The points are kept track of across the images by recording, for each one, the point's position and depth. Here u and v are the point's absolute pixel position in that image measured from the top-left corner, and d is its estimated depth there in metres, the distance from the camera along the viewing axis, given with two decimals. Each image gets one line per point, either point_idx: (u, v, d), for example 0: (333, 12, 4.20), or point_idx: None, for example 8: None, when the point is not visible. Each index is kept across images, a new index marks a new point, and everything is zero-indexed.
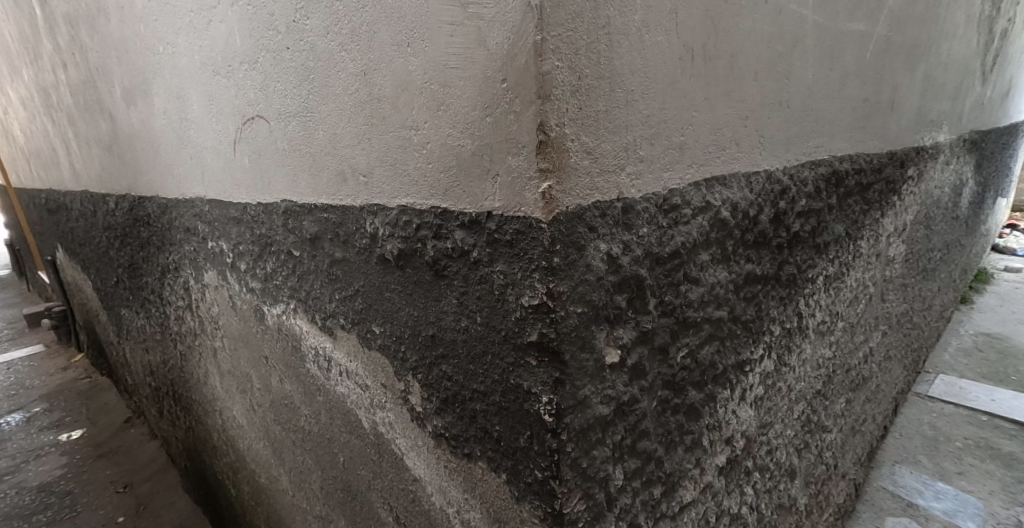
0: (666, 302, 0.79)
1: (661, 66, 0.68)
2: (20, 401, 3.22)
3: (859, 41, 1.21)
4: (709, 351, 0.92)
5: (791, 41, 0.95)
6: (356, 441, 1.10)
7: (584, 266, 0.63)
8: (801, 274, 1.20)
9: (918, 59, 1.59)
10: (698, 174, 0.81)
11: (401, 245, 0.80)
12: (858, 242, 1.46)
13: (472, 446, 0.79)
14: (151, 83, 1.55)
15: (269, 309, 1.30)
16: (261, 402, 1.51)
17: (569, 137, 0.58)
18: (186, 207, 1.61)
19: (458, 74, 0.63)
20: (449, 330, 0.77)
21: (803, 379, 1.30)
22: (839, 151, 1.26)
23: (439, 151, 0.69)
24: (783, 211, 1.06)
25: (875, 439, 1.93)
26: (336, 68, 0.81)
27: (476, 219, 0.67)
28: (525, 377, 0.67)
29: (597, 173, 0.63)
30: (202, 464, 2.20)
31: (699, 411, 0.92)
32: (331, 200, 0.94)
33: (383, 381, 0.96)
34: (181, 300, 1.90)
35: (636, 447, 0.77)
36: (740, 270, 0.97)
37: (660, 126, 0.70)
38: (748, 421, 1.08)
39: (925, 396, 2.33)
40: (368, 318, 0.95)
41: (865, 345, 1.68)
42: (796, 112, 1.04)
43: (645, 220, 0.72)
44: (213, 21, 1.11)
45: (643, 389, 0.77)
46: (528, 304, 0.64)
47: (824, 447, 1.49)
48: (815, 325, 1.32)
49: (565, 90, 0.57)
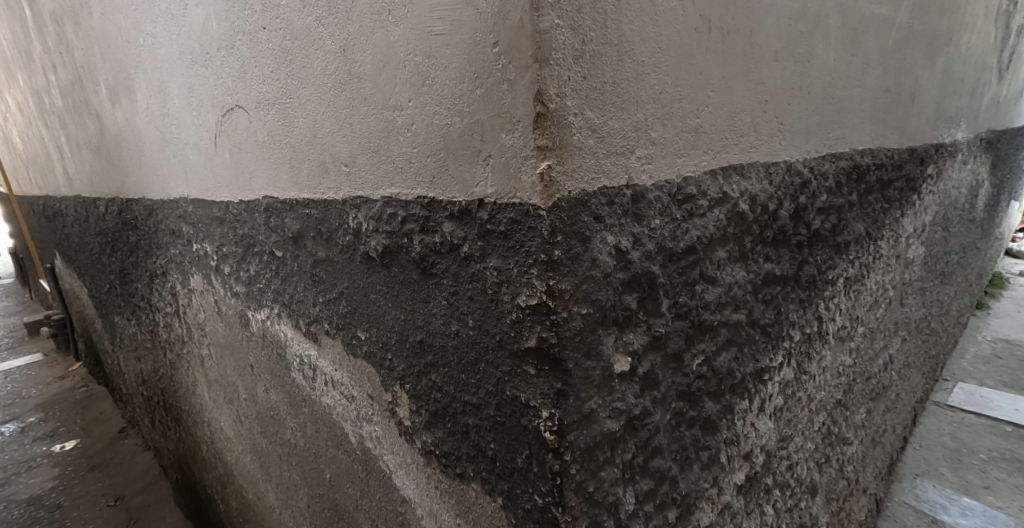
0: (680, 303, 0.71)
1: (674, 37, 0.60)
2: (15, 411, 3.15)
3: (882, 26, 1.13)
4: (727, 359, 0.83)
5: (812, 20, 0.88)
6: (343, 456, 1.01)
7: (589, 262, 0.55)
8: (822, 275, 1.11)
9: (938, 52, 1.51)
10: (714, 162, 0.73)
11: (386, 241, 0.72)
12: (878, 242, 1.38)
13: (465, 465, 0.71)
14: (135, 78, 1.49)
15: (254, 315, 1.22)
16: (247, 414, 1.43)
17: (570, 110, 0.51)
18: (172, 208, 1.54)
19: (444, 41, 0.55)
20: (438, 335, 0.69)
21: (823, 388, 1.22)
22: (859, 144, 1.18)
23: (425, 133, 0.62)
24: (803, 206, 0.98)
25: (895, 450, 1.83)
26: (315, 47, 0.75)
27: (466, 209, 0.59)
28: (523, 389, 0.59)
29: (603, 154, 0.55)
30: (192, 477, 2.11)
31: (717, 425, 0.83)
32: (313, 195, 0.87)
33: (370, 392, 0.88)
34: (170, 306, 1.82)
35: (649, 466, 0.69)
36: (760, 270, 0.89)
37: (673, 104, 0.63)
38: (769, 434, 0.99)
39: (944, 406, 2.23)
40: (353, 323, 0.87)
41: (885, 351, 1.59)
42: (816, 99, 0.96)
43: (658, 211, 0.64)
44: (190, 5, 1.05)
45: (655, 401, 0.69)
46: (526, 304, 0.56)
47: (845, 460, 1.39)
48: (836, 331, 1.23)
49: (566, 55, 0.49)
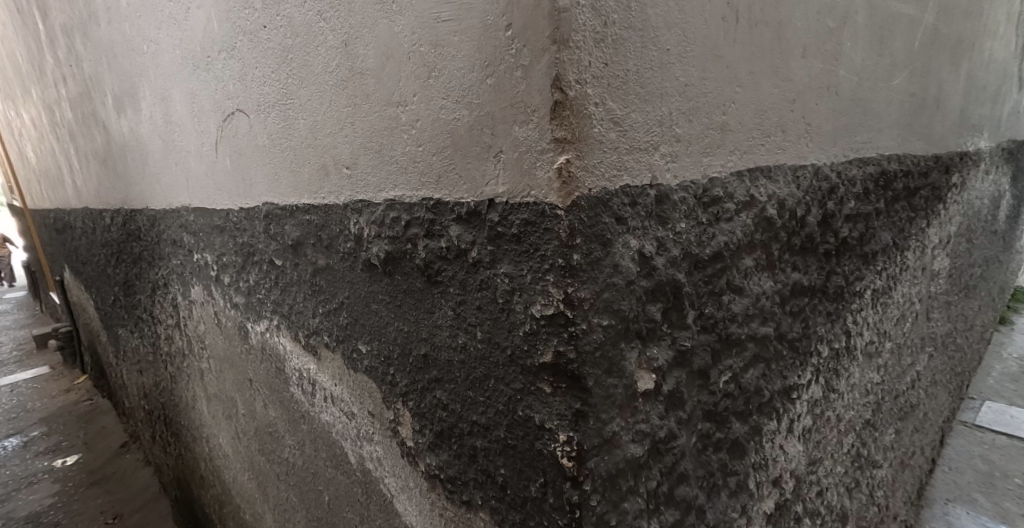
0: (706, 315, 0.66)
1: (701, 25, 0.56)
2: (18, 425, 3.11)
3: (908, 26, 1.09)
4: (755, 376, 0.77)
5: (840, 16, 0.84)
6: (342, 477, 0.95)
7: (610, 267, 0.50)
8: (849, 287, 1.05)
9: (962, 56, 1.46)
10: (741, 162, 0.68)
11: (389, 247, 0.67)
12: (905, 253, 1.31)
13: (472, 492, 0.64)
14: (140, 86, 1.47)
15: (253, 327, 1.17)
16: (245, 430, 1.37)
17: (591, 99, 0.46)
18: (173, 218, 1.50)
19: (452, 28, 0.51)
20: (444, 348, 0.63)
21: (852, 407, 1.15)
22: (886, 149, 1.13)
23: (431, 128, 0.57)
24: (830, 213, 0.93)
25: (924, 473, 1.74)
26: (315, 44, 0.71)
27: (475, 211, 0.55)
28: (537, 409, 0.53)
29: (626, 149, 0.50)
30: (192, 494, 2.05)
31: (744, 448, 0.76)
32: (313, 200, 0.83)
33: (370, 409, 0.82)
34: (171, 317, 1.78)
35: (674, 495, 0.62)
36: (787, 280, 0.84)
37: (699, 99, 0.58)
38: (798, 458, 0.92)
39: (973, 426, 2.13)
40: (354, 335, 0.82)
41: (913, 368, 1.52)
42: (844, 99, 0.91)
43: (683, 214, 0.59)
44: (192, 8, 1.03)
45: (680, 422, 0.63)
46: (540, 314, 0.50)
47: (875, 485, 1.31)
48: (864, 346, 1.16)
49: (587, 37, 0.45)
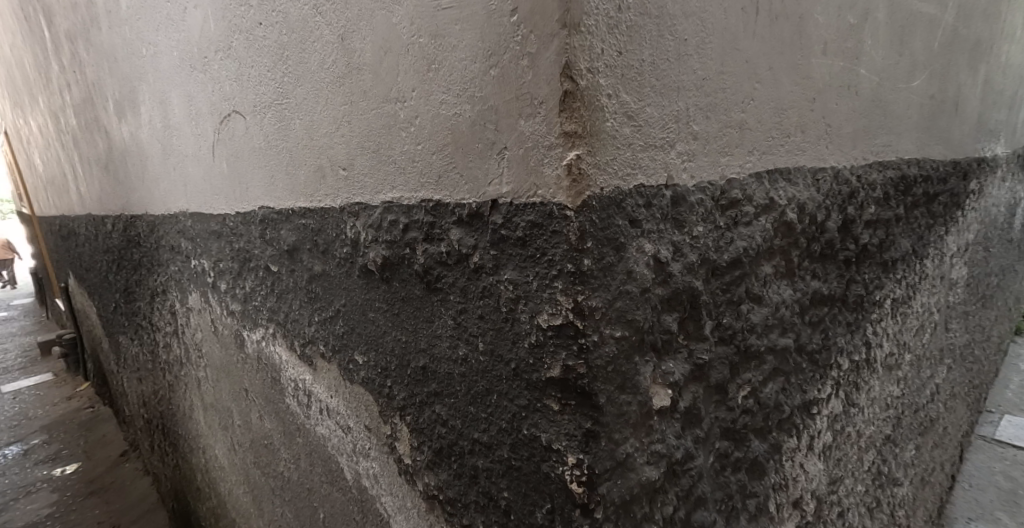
0: (724, 325, 0.61)
1: (720, 15, 0.52)
2: (18, 433, 3.08)
3: (928, 25, 1.05)
4: (774, 390, 0.73)
5: (860, 12, 0.80)
6: (337, 494, 0.91)
7: (623, 274, 0.46)
8: (869, 296, 1.01)
9: (980, 59, 1.42)
10: (759, 163, 0.64)
11: (386, 252, 0.63)
12: (924, 261, 1.26)
13: (473, 515, 0.60)
14: (139, 90, 1.44)
15: (249, 336, 1.14)
16: (242, 442, 1.33)
17: (604, 90, 0.42)
18: (172, 223, 1.47)
19: (453, 17, 0.48)
20: (443, 360, 0.59)
21: (872, 422, 1.09)
22: (905, 153, 1.08)
23: (430, 125, 0.54)
24: (851, 218, 0.88)
25: (944, 491, 1.68)
26: (312, 39, 0.68)
27: (477, 213, 0.51)
28: (543, 428, 0.49)
29: (640, 146, 0.46)
30: (189, 505, 2.00)
31: (764, 467, 0.72)
32: (309, 203, 0.80)
33: (367, 423, 0.78)
34: (169, 325, 1.74)
35: (691, 520, 0.58)
36: (807, 288, 0.79)
37: (717, 94, 0.54)
38: (819, 477, 0.87)
39: (993, 441, 2.06)
40: (350, 345, 0.78)
41: (932, 380, 1.47)
42: (864, 99, 0.87)
43: (700, 217, 0.54)
44: (189, 8, 1.01)
45: (697, 441, 0.58)
46: (547, 324, 0.46)
47: (896, 504, 1.26)
48: (884, 358, 1.11)
49: (600, 22, 0.41)
